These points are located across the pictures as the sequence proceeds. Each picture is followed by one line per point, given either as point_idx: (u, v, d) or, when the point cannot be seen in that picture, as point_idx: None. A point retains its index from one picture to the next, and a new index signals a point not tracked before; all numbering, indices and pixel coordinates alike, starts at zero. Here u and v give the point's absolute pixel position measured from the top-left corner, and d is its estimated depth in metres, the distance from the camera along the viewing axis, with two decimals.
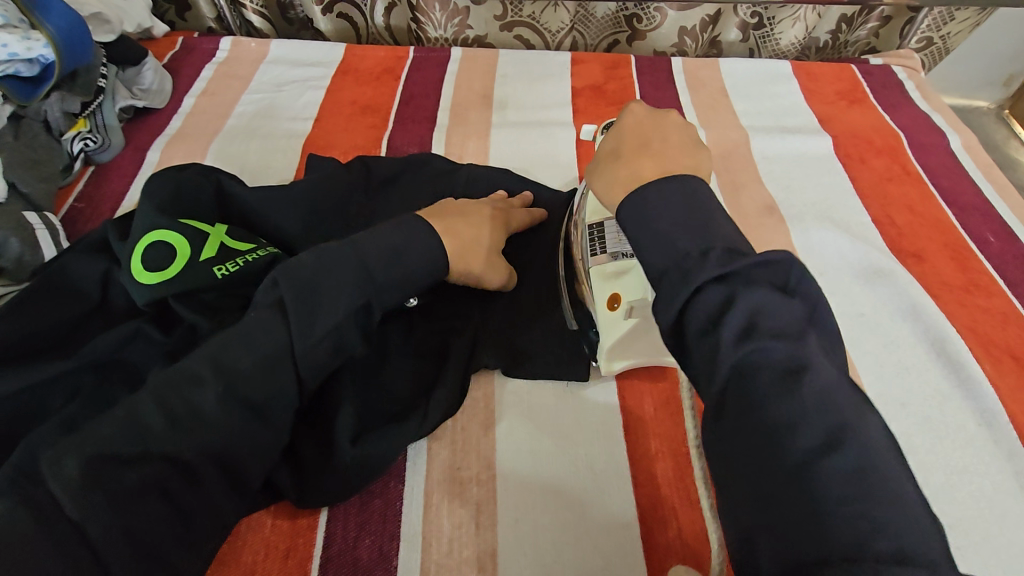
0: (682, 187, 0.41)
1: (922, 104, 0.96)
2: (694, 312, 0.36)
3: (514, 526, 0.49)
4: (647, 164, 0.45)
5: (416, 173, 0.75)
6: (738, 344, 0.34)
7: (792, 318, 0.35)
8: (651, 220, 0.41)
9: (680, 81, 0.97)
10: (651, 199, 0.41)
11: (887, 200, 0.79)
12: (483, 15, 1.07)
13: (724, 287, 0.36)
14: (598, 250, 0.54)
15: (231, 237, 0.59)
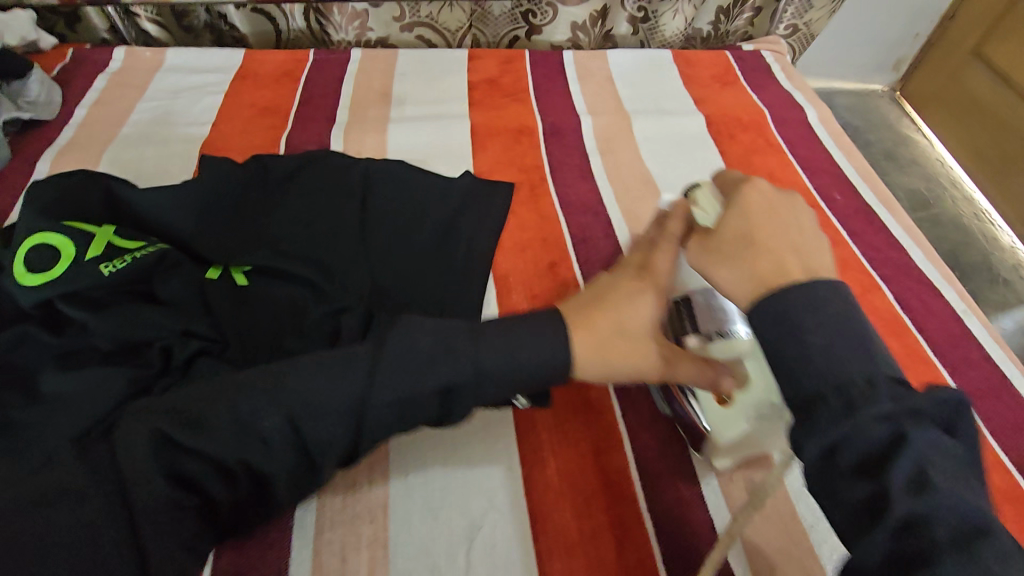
0: (829, 293, 0.39)
1: (786, 84, 1.06)
2: (852, 449, 0.35)
3: (404, 480, 0.53)
4: (777, 253, 0.43)
5: (315, 164, 0.77)
6: (910, 495, 0.32)
7: (957, 460, 0.34)
8: (800, 332, 0.39)
9: (570, 72, 1.04)
10: (791, 303, 0.39)
11: (751, 169, 0.87)
12: (383, 17, 1.10)
13: (889, 421, 0.34)
14: (690, 331, 0.53)
15: (120, 237, 0.61)
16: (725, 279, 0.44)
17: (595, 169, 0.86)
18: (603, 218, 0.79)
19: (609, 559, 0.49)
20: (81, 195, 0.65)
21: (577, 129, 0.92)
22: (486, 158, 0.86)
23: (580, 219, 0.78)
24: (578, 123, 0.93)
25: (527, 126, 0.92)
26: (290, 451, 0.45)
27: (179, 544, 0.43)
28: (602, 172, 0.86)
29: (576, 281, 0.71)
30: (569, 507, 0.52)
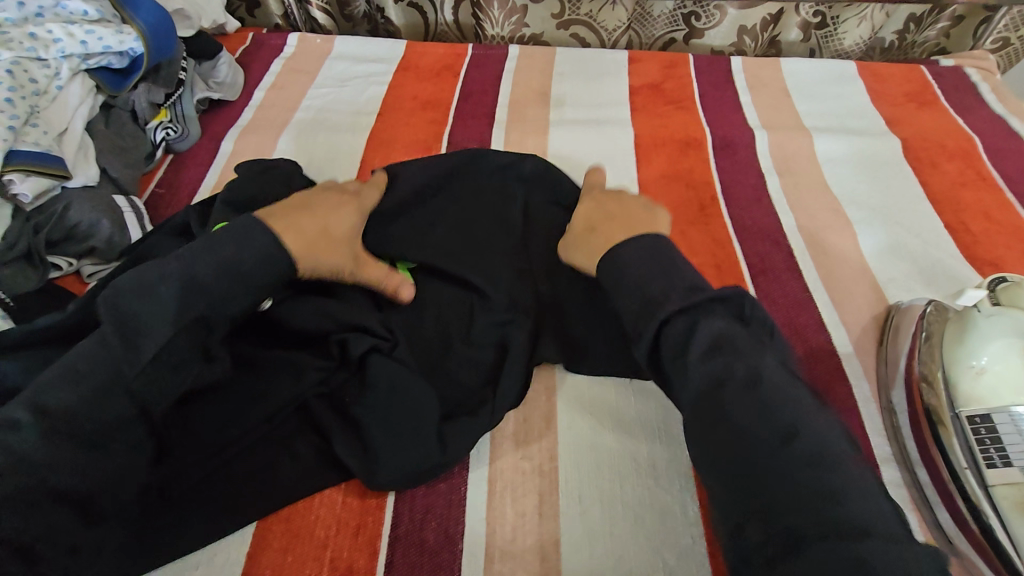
0: (655, 243, 0.50)
1: (997, 108, 0.92)
2: (667, 342, 0.44)
3: (577, 519, 0.49)
4: (611, 229, 0.57)
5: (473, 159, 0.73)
6: (698, 366, 0.42)
7: (747, 338, 0.43)
8: (629, 272, 0.49)
9: (740, 81, 0.96)
10: (628, 261, 0.50)
11: (961, 206, 0.75)
12: (541, 14, 1.08)
13: (689, 322, 0.44)
14: (995, 461, 0.47)
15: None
16: (572, 252, 0.59)
17: (772, 192, 0.78)
18: (783, 248, 0.71)
19: None
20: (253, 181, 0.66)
21: (749, 145, 0.84)
22: (650, 170, 0.81)
23: (758, 246, 0.71)
24: (751, 138, 0.85)
25: (694, 138, 0.85)
26: (177, 378, 0.45)
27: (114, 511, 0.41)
28: (779, 195, 0.78)
29: None
30: None
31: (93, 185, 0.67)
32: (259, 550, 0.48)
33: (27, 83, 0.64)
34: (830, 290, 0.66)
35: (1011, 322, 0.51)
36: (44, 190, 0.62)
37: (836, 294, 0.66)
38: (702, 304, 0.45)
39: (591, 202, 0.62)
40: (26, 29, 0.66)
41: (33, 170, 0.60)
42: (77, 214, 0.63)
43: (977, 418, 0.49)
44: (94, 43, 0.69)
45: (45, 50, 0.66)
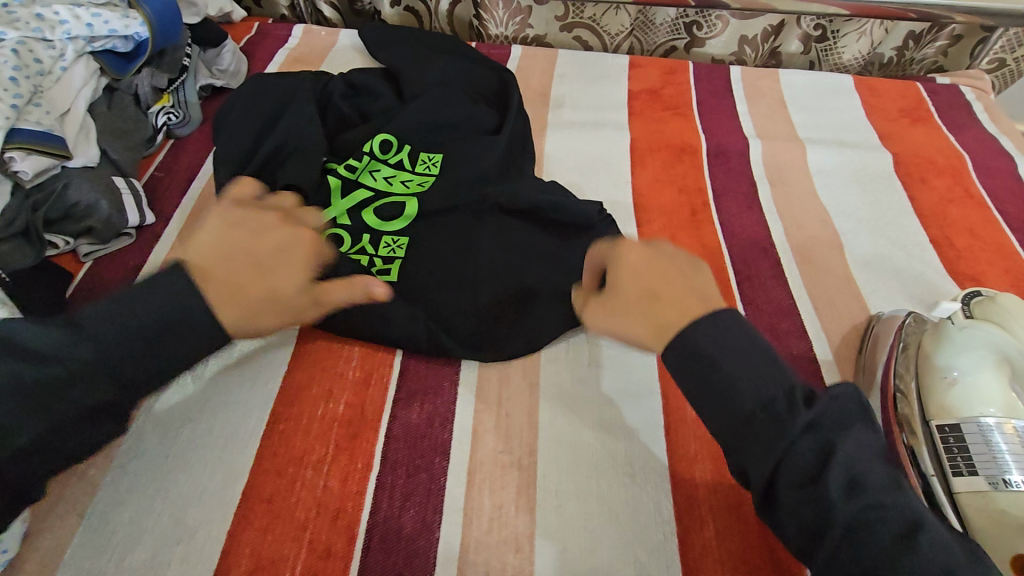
0: (731, 325, 0.42)
1: (989, 127, 0.93)
2: (790, 468, 0.37)
3: (552, 512, 0.50)
4: (671, 298, 0.45)
5: (476, 161, 0.74)
6: (849, 499, 0.36)
7: (879, 470, 0.38)
8: (716, 365, 0.41)
9: (738, 91, 0.97)
10: (699, 340, 0.41)
11: (948, 222, 0.77)
12: (545, 15, 1.09)
13: (817, 440, 0.37)
14: (962, 470, 0.48)
15: (370, 158, 0.74)
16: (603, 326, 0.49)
17: (762, 200, 0.79)
18: (770, 256, 0.72)
19: None
20: (288, 94, 0.79)
21: (743, 153, 0.86)
22: (644, 175, 0.82)
23: (746, 253, 0.72)
24: (745, 147, 0.86)
25: (690, 145, 0.86)
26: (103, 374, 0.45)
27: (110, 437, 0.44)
28: (770, 203, 0.79)
29: None
30: None
31: (93, 166, 0.68)
32: (239, 529, 0.49)
33: (31, 63, 0.65)
34: (813, 299, 0.67)
35: (983, 339, 0.53)
36: (43, 170, 0.63)
37: (820, 303, 0.67)
38: (832, 424, 0.38)
39: (633, 257, 0.49)
40: (33, 11, 0.68)
41: (34, 149, 0.61)
42: (75, 194, 0.64)
43: (946, 427, 0.50)
44: (99, 26, 0.71)
45: (50, 31, 0.68)
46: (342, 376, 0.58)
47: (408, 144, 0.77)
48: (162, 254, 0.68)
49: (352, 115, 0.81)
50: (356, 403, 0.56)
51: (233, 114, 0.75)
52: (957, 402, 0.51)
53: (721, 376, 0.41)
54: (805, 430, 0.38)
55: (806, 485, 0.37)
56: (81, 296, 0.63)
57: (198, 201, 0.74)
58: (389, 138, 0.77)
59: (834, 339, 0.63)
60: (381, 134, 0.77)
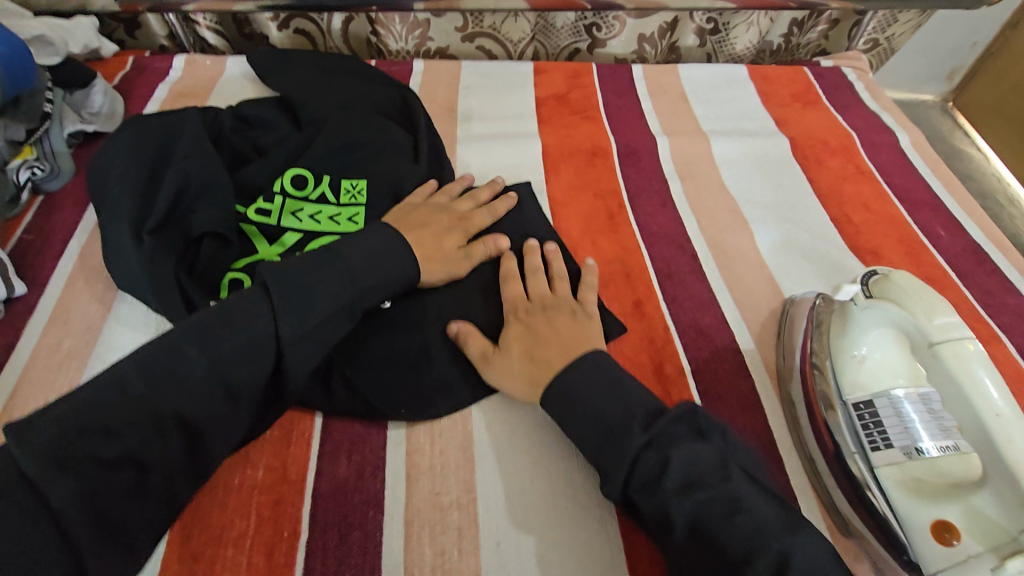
0: (600, 363, 0.52)
1: (871, 105, 0.99)
2: (642, 476, 0.45)
3: (497, 550, 0.48)
4: (548, 352, 0.54)
5: (399, 187, 0.73)
6: (683, 496, 0.43)
7: (711, 466, 0.44)
8: (586, 405, 0.50)
9: (641, 89, 0.98)
10: (573, 385, 0.51)
11: (844, 200, 0.81)
12: (444, 27, 1.06)
13: (656, 453, 0.45)
14: (880, 445, 0.51)
15: (285, 195, 0.70)
16: (503, 376, 0.55)
17: (674, 196, 0.81)
18: (687, 251, 0.73)
19: None
20: (172, 132, 0.71)
21: (652, 151, 0.87)
22: (559, 182, 0.81)
23: (665, 251, 0.73)
24: (653, 145, 0.88)
25: (600, 147, 0.87)
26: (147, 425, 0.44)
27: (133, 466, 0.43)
28: (681, 198, 0.81)
29: (666, 320, 0.65)
30: None
31: None
32: None
33: None
34: (730, 289, 0.69)
35: (883, 315, 0.53)
36: None
37: (737, 293, 0.69)
38: (668, 438, 0.46)
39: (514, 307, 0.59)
40: None
41: None
42: None
43: (861, 404, 0.53)
44: None
45: None
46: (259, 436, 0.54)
47: (326, 173, 0.73)
48: (38, 328, 0.61)
49: (245, 148, 0.75)
50: (277, 465, 0.52)
51: (112, 165, 0.67)
52: (869, 380, 0.54)
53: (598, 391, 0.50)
54: (646, 447, 0.46)
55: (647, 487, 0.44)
56: None
57: (78, 261, 0.66)
58: (302, 171, 0.72)
59: (753, 327, 0.65)
60: (292, 169, 0.72)
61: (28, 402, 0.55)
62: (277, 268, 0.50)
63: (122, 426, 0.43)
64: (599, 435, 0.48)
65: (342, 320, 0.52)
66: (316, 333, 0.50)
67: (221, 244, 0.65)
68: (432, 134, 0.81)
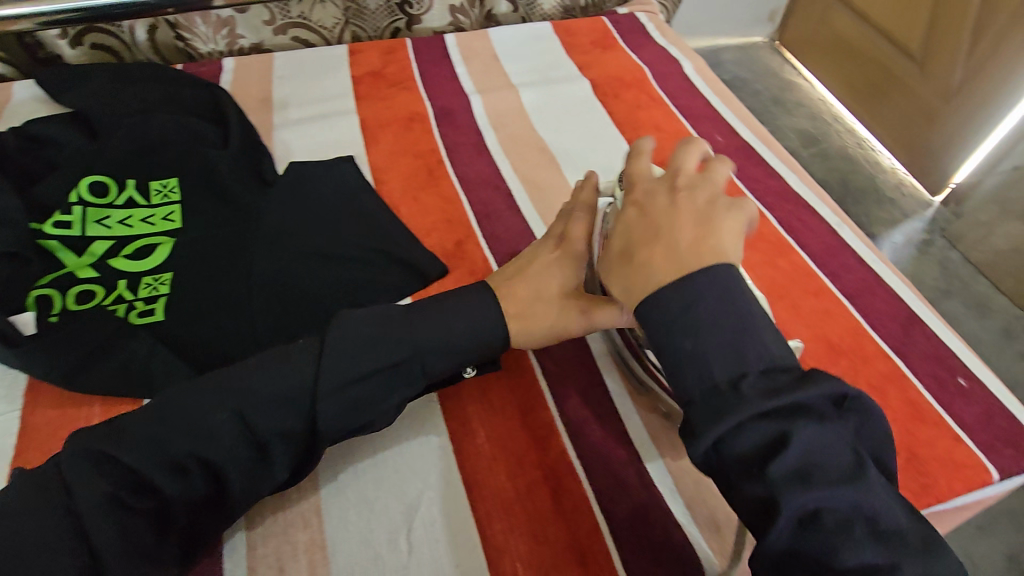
0: (719, 279, 0.41)
1: (661, 41, 1.11)
2: (734, 452, 0.37)
3: (334, 479, 0.52)
4: (654, 258, 0.44)
5: (213, 178, 0.74)
6: (800, 487, 0.35)
7: (840, 462, 0.36)
8: (693, 331, 0.40)
9: (455, 55, 1.04)
10: (700, 294, 0.41)
11: (638, 125, 0.91)
12: (252, 23, 1.06)
13: (773, 424, 0.36)
14: None
15: (85, 205, 0.69)
16: (625, 288, 0.45)
17: (490, 146, 0.87)
18: (503, 192, 0.80)
19: (546, 507, 0.51)
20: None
21: (467, 110, 0.93)
22: (380, 150, 0.85)
23: (483, 195, 0.80)
24: (468, 104, 0.94)
25: (418, 113, 0.91)
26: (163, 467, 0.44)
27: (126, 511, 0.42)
28: (497, 147, 0.87)
29: (484, 256, 0.72)
30: (504, 469, 0.53)
31: None
32: None
33: None
34: (542, 218, 0.77)
35: None
36: None
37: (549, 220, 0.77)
38: (791, 408, 0.37)
39: (629, 215, 0.48)
40: None
41: None
42: None
43: None
44: None
45: None
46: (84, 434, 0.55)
47: (131, 177, 0.72)
48: None
49: (38, 168, 0.72)
50: None
51: None
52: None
53: (685, 335, 0.40)
54: (757, 414, 0.37)
55: (750, 469, 0.36)
56: None
57: None
58: (102, 178, 0.71)
59: None
60: (88, 177, 0.70)
61: None
62: (348, 327, 0.50)
63: (126, 465, 0.43)
64: (694, 385, 0.39)
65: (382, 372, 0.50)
66: (364, 390, 0.49)
67: (20, 263, 0.63)
68: (244, 124, 0.82)
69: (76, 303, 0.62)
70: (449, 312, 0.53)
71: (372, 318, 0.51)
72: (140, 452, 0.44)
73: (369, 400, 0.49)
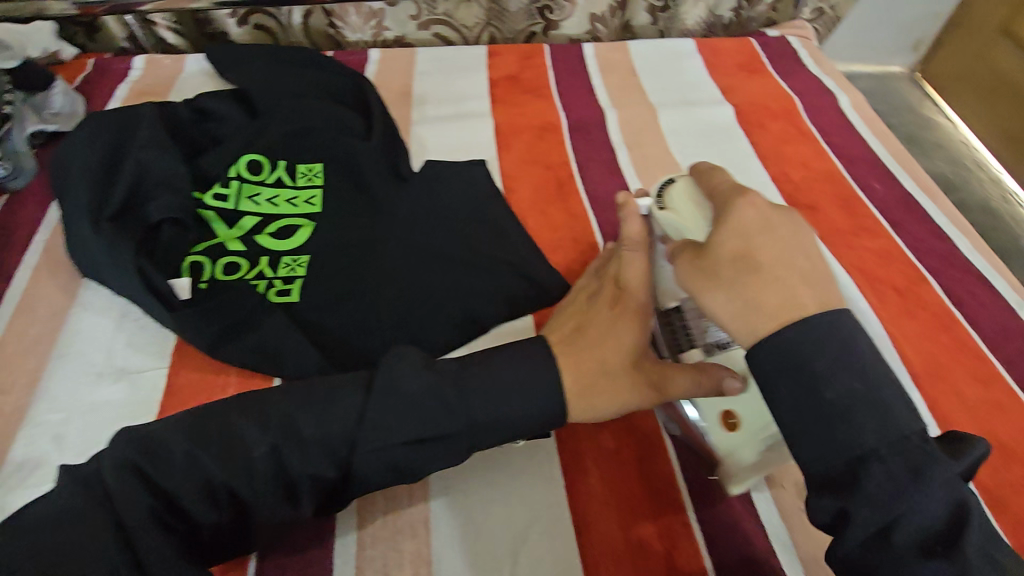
0: (833, 330, 0.38)
1: (815, 70, 1.03)
2: (869, 513, 0.34)
3: (444, 492, 0.52)
4: (762, 292, 0.39)
5: (354, 168, 0.76)
6: (929, 561, 0.33)
7: (978, 538, 0.34)
8: (814, 374, 0.37)
9: (592, 66, 1.01)
10: (800, 349, 0.38)
11: (784, 160, 0.85)
12: (399, 16, 1.09)
13: (935, 493, 0.34)
14: (687, 344, 0.54)
15: (241, 182, 0.73)
16: (712, 311, 0.41)
17: (622, 165, 0.84)
18: None
19: (658, 567, 0.48)
20: (129, 125, 0.73)
21: (601, 125, 0.90)
22: (511, 158, 0.84)
23: (612, 216, 0.77)
24: (603, 119, 0.91)
25: (551, 123, 0.90)
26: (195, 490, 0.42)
27: (157, 529, 0.41)
28: (629, 167, 0.84)
29: None
30: (616, 516, 0.50)
31: None
32: None
33: None
34: None
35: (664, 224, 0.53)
36: None
37: None
38: (938, 473, 0.34)
39: (724, 233, 0.42)
40: None
41: None
42: None
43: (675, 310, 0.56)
44: None
45: None
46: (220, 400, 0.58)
47: (282, 159, 0.76)
48: (6, 316, 0.63)
49: (203, 141, 0.78)
50: None
51: (70, 159, 0.69)
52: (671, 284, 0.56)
53: (834, 433, 0.36)
54: (913, 477, 0.34)
55: (880, 538, 0.34)
56: None
57: (43, 254, 0.69)
58: (257, 157, 0.75)
59: None
60: (247, 155, 0.75)
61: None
62: (404, 376, 0.46)
63: (162, 480, 0.42)
64: (827, 450, 0.37)
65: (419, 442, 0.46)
66: (417, 452, 0.46)
67: (181, 228, 0.68)
68: (386, 117, 0.84)
69: (225, 275, 0.65)
70: (519, 373, 0.48)
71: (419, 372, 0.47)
72: (184, 468, 0.43)
73: (412, 462, 0.46)
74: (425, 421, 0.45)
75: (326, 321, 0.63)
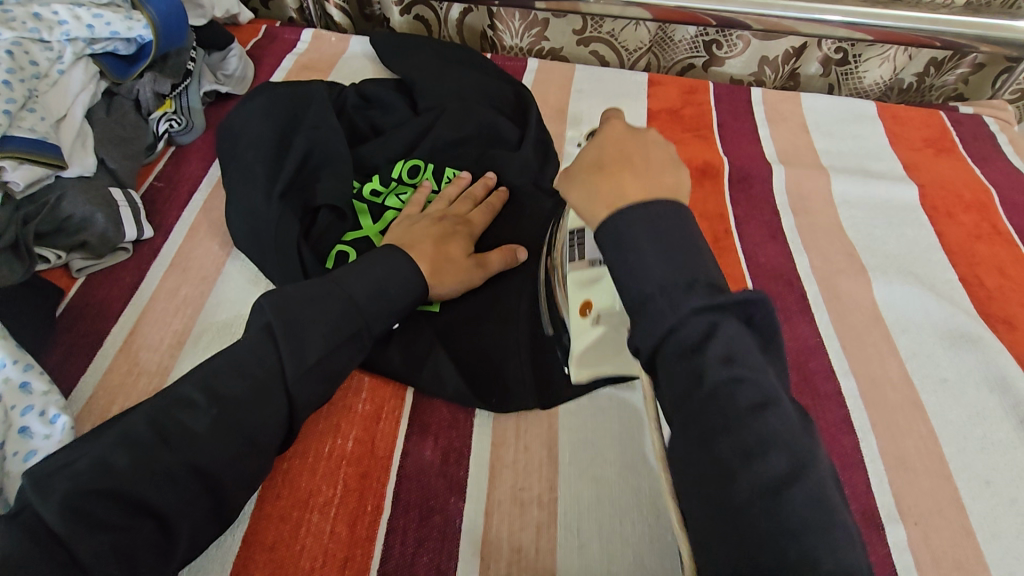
0: (675, 216, 0.41)
1: (1014, 160, 0.91)
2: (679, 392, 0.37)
3: (580, 556, 0.48)
4: (629, 180, 0.44)
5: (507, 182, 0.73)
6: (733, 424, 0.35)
7: (766, 406, 0.35)
8: (649, 281, 0.40)
9: (759, 113, 0.94)
10: (633, 227, 0.41)
11: (976, 261, 0.75)
12: (562, 29, 1.06)
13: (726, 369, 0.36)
14: (575, 255, 0.52)
15: (398, 182, 0.71)
16: (587, 200, 0.45)
17: (785, 231, 0.77)
18: (795, 291, 0.70)
19: None
20: (302, 101, 0.73)
21: (765, 179, 0.83)
22: None
23: (771, 286, 0.71)
24: (768, 173, 0.84)
25: (712, 168, 0.83)
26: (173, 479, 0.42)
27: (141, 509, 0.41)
28: (793, 233, 0.77)
29: None
30: None
31: (89, 176, 0.64)
32: None
33: (27, 65, 0.63)
34: (839, 339, 0.66)
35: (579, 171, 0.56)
36: (37, 180, 0.60)
37: (847, 345, 0.65)
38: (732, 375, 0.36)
39: (601, 145, 0.48)
40: (31, 8, 0.65)
41: (27, 158, 0.58)
42: (70, 207, 0.61)
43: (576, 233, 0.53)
44: (101, 28, 0.67)
45: (48, 32, 0.65)
46: (352, 409, 0.55)
47: (439, 164, 0.74)
48: (160, 270, 0.64)
49: (364, 128, 0.77)
50: (366, 439, 0.53)
51: (246, 129, 0.69)
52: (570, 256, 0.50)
53: (693, 351, 0.37)
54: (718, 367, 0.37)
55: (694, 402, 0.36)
56: (71, 315, 0.59)
57: (200, 214, 0.70)
58: (416, 162, 0.73)
59: (861, 382, 0.62)
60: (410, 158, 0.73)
61: (146, 340, 0.59)
62: (277, 302, 0.49)
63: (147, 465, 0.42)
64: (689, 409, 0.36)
65: (353, 348, 0.51)
66: (330, 359, 0.49)
67: (337, 217, 0.66)
68: (544, 133, 0.80)
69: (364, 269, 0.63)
70: (375, 279, 0.53)
71: (300, 286, 0.51)
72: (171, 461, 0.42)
73: (337, 368, 0.50)
74: (335, 329, 0.50)
75: (465, 335, 0.59)
